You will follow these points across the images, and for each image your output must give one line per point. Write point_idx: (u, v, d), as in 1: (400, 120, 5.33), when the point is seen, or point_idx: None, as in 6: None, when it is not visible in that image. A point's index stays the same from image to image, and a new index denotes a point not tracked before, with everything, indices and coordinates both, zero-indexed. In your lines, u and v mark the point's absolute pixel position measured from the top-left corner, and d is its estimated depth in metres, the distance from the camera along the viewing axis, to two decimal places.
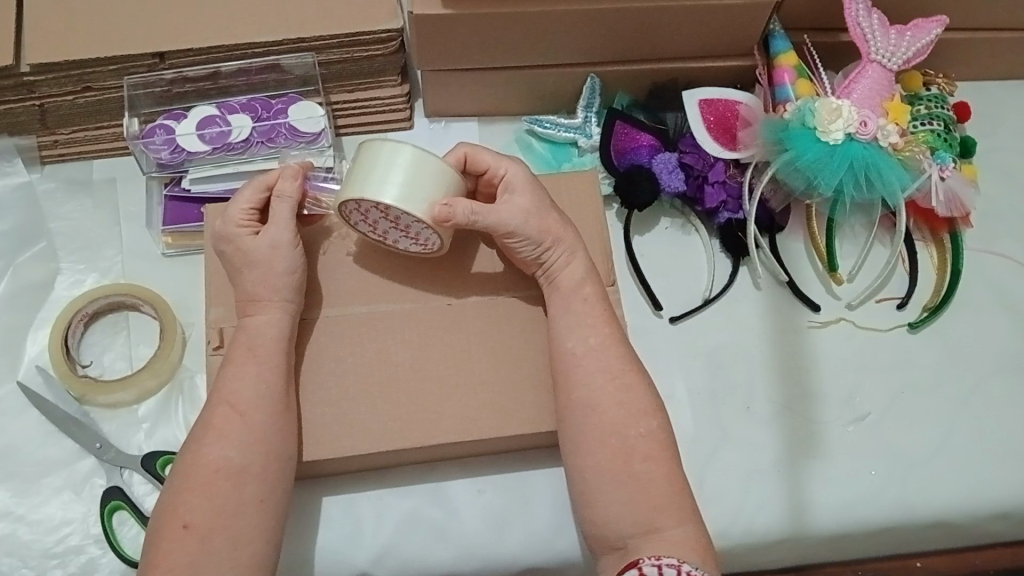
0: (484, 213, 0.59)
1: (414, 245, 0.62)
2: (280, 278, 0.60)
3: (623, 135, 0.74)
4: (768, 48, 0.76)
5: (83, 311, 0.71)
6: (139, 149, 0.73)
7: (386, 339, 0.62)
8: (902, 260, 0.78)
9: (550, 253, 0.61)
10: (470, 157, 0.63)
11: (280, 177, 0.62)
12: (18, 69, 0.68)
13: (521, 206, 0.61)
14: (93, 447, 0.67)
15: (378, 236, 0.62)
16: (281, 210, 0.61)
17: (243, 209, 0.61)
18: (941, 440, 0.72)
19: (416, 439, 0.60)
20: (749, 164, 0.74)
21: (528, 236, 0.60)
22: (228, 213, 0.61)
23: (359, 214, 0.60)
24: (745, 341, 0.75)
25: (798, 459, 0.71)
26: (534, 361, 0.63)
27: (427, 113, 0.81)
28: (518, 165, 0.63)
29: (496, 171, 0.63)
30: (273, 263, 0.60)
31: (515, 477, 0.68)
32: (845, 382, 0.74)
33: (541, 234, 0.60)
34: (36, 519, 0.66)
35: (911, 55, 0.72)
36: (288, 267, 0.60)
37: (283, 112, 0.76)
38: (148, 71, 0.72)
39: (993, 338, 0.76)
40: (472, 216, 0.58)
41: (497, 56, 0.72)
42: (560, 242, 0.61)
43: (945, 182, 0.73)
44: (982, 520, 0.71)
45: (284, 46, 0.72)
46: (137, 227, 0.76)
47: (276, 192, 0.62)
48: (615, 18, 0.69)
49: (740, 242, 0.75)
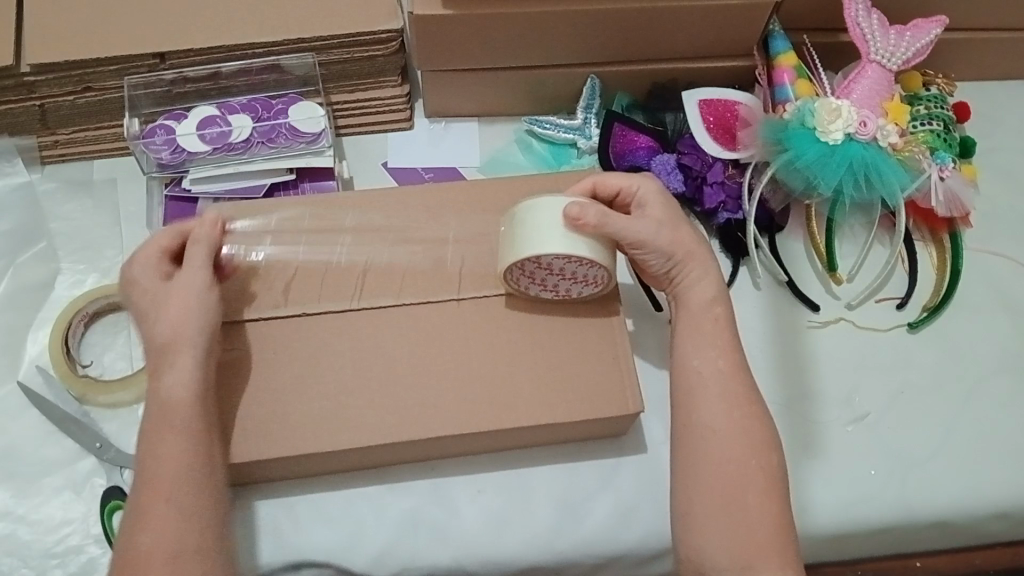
0: (615, 219, 0.59)
1: (592, 288, 0.63)
2: (190, 321, 0.58)
3: (622, 136, 0.75)
4: (767, 48, 0.76)
5: (83, 311, 0.71)
6: (139, 149, 0.73)
7: (387, 337, 0.62)
8: (902, 260, 0.78)
9: (679, 266, 0.62)
10: (602, 182, 0.64)
11: (196, 227, 0.63)
12: (18, 69, 0.69)
13: (653, 221, 0.62)
14: (93, 446, 0.67)
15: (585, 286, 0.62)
16: (196, 253, 0.61)
17: (155, 251, 0.61)
18: (941, 440, 0.72)
19: (418, 437, 0.60)
20: (749, 164, 0.74)
21: (658, 248, 0.61)
22: (137, 258, 0.61)
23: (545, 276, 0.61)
24: (745, 341, 0.74)
25: (799, 459, 0.71)
26: (533, 361, 0.62)
27: (427, 113, 0.80)
28: (646, 183, 0.64)
29: (628, 189, 0.63)
30: (180, 301, 0.58)
31: (515, 475, 0.68)
32: (844, 382, 0.74)
33: (671, 247, 0.62)
34: (36, 519, 0.66)
35: (911, 55, 0.73)
36: (197, 306, 0.59)
37: (283, 112, 0.76)
38: (148, 71, 0.72)
39: (993, 338, 0.76)
40: (603, 217, 0.59)
41: (496, 56, 0.72)
42: (608, 228, 0.59)
43: (945, 182, 0.73)
44: (980, 520, 0.71)
45: (285, 46, 0.72)
46: (137, 227, 0.76)
47: (191, 239, 0.62)
48: (615, 19, 0.69)
49: (740, 242, 0.75)
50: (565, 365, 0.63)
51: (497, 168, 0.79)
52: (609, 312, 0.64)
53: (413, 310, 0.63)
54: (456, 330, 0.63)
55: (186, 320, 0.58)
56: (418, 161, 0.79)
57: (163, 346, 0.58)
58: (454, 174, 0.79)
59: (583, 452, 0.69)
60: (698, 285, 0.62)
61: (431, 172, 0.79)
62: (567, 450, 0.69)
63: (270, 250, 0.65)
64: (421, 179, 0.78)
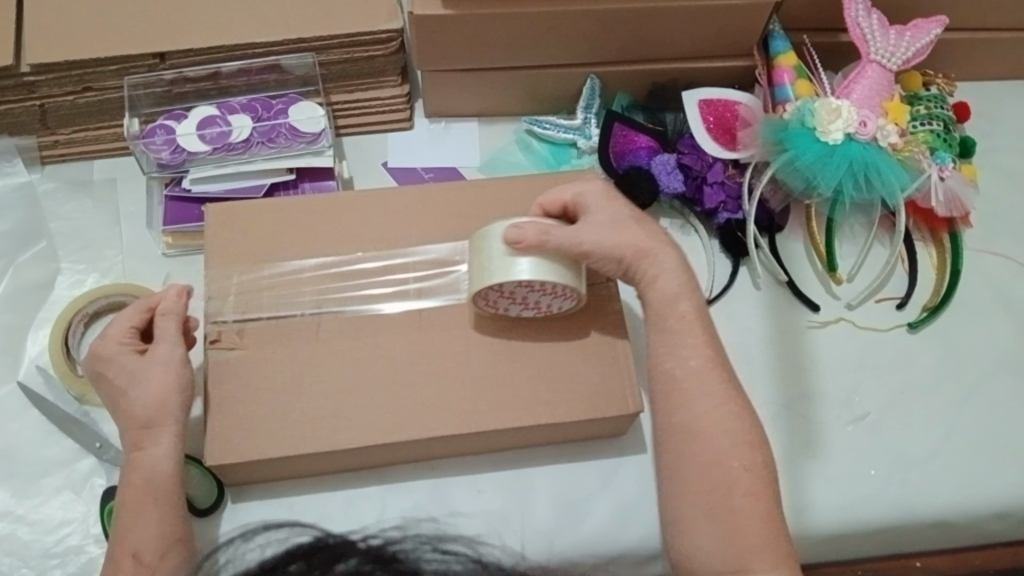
0: (555, 233, 0.58)
1: (567, 300, 0.61)
2: (170, 394, 0.60)
3: (623, 136, 0.75)
4: (767, 48, 0.76)
5: (83, 311, 0.71)
6: (139, 149, 0.73)
7: (387, 337, 0.62)
8: (902, 260, 0.78)
9: (633, 266, 0.61)
10: (543, 200, 0.62)
11: (164, 298, 0.63)
12: (17, 69, 0.69)
13: (596, 227, 0.60)
14: (93, 446, 0.68)
15: (555, 297, 0.60)
16: (167, 327, 0.62)
17: (125, 328, 0.62)
18: (941, 440, 0.72)
19: (419, 437, 0.60)
20: (749, 164, 0.74)
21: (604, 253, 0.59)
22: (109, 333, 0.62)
23: (508, 299, 0.60)
24: (745, 341, 0.75)
25: (799, 459, 0.71)
26: (533, 362, 0.62)
27: (427, 113, 0.80)
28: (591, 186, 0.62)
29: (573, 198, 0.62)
30: (159, 380, 0.60)
31: (515, 475, 0.68)
32: (844, 382, 0.74)
33: (618, 249, 0.60)
34: (36, 519, 0.66)
35: (911, 55, 0.73)
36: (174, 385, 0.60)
37: (283, 112, 0.76)
38: (148, 71, 0.72)
39: (993, 337, 0.76)
40: (541, 236, 0.58)
41: (496, 56, 0.72)
42: (551, 245, 0.58)
43: (945, 182, 0.73)
44: (980, 520, 0.71)
45: (285, 46, 0.72)
46: (137, 227, 0.76)
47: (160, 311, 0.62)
48: (614, 19, 0.69)
49: (740, 242, 0.75)
50: (563, 366, 0.63)
51: (497, 168, 0.79)
52: (610, 312, 0.64)
53: (414, 310, 0.63)
54: (456, 330, 0.63)
55: (165, 397, 0.60)
56: (418, 161, 0.79)
57: (142, 424, 0.59)
58: (454, 174, 0.79)
59: (582, 451, 0.69)
60: (657, 282, 0.61)
61: (431, 172, 0.79)
62: (567, 449, 0.69)
63: (269, 251, 0.65)
64: (421, 179, 0.78)
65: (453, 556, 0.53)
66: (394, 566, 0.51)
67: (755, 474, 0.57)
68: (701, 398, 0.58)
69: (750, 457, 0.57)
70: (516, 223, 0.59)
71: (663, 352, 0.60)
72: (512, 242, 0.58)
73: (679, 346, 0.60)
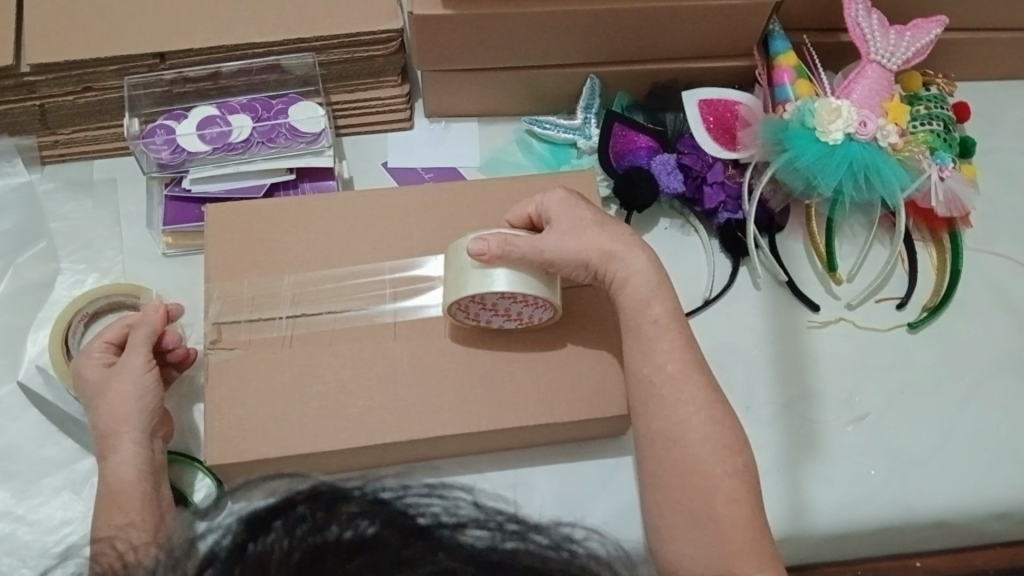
0: (516, 243, 0.58)
1: (545, 309, 0.61)
2: (126, 402, 0.60)
3: (622, 136, 0.75)
4: (767, 48, 0.76)
5: (84, 311, 0.71)
6: (139, 149, 0.73)
7: (387, 337, 0.62)
8: (902, 260, 0.78)
9: (601, 271, 0.60)
10: (508, 216, 0.62)
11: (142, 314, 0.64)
12: (17, 69, 0.69)
13: (556, 234, 0.59)
14: (94, 446, 0.68)
15: (532, 306, 0.60)
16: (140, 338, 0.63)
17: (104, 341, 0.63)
18: (941, 440, 0.72)
19: (418, 436, 0.60)
20: (749, 164, 0.74)
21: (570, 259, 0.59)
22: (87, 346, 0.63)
23: (486, 312, 0.60)
24: (745, 340, 0.75)
25: (799, 459, 0.71)
26: (533, 362, 0.62)
27: (427, 113, 0.80)
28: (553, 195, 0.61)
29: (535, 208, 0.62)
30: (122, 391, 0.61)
31: (514, 475, 0.68)
32: (844, 382, 0.74)
33: (583, 253, 0.59)
34: (36, 519, 0.66)
35: (911, 55, 0.73)
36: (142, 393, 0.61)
37: (283, 112, 0.76)
38: (149, 71, 0.72)
39: (994, 337, 0.76)
40: (504, 246, 0.57)
41: (496, 56, 0.72)
42: (514, 255, 0.57)
43: (945, 182, 0.73)
44: (981, 520, 0.71)
45: (285, 46, 0.72)
46: (137, 227, 0.76)
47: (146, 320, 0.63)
48: (614, 18, 0.69)
49: (740, 242, 0.75)
50: (564, 367, 0.63)
51: (497, 168, 0.79)
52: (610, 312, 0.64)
53: (414, 310, 0.63)
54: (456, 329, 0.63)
55: (122, 403, 0.60)
56: (419, 162, 0.79)
57: (112, 429, 0.60)
58: (454, 174, 0.79)
59: (582, 451, 0.69)
60: (628, 284, 0.59)
61: (431, 172, 0.79)
62: (567, 450, 0.69)
63: (268, 250, 0.65)
64: (421, 179, 0.78)
65: (453, 501, 0.50)
66: (394, 507, 0.48)
67: (739, 480, 0.55)
68: (683, 402, 0.57)
69: (731, 462, 0.56)
70: (480, 235, 0.59)
71: (639, 358, 0.59)
72: (477, 256, 0.58)
73: (654, 351, 0.58)
